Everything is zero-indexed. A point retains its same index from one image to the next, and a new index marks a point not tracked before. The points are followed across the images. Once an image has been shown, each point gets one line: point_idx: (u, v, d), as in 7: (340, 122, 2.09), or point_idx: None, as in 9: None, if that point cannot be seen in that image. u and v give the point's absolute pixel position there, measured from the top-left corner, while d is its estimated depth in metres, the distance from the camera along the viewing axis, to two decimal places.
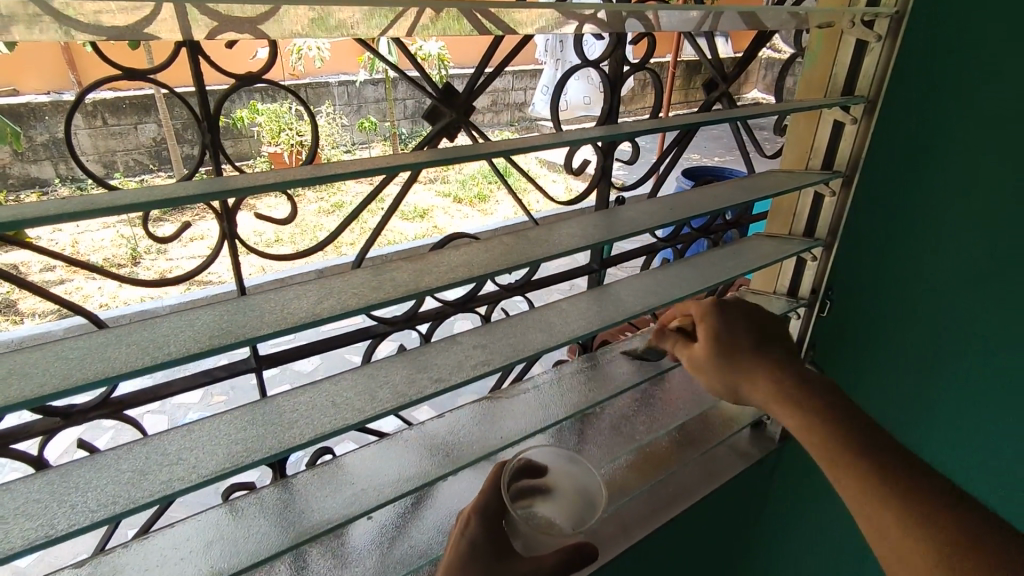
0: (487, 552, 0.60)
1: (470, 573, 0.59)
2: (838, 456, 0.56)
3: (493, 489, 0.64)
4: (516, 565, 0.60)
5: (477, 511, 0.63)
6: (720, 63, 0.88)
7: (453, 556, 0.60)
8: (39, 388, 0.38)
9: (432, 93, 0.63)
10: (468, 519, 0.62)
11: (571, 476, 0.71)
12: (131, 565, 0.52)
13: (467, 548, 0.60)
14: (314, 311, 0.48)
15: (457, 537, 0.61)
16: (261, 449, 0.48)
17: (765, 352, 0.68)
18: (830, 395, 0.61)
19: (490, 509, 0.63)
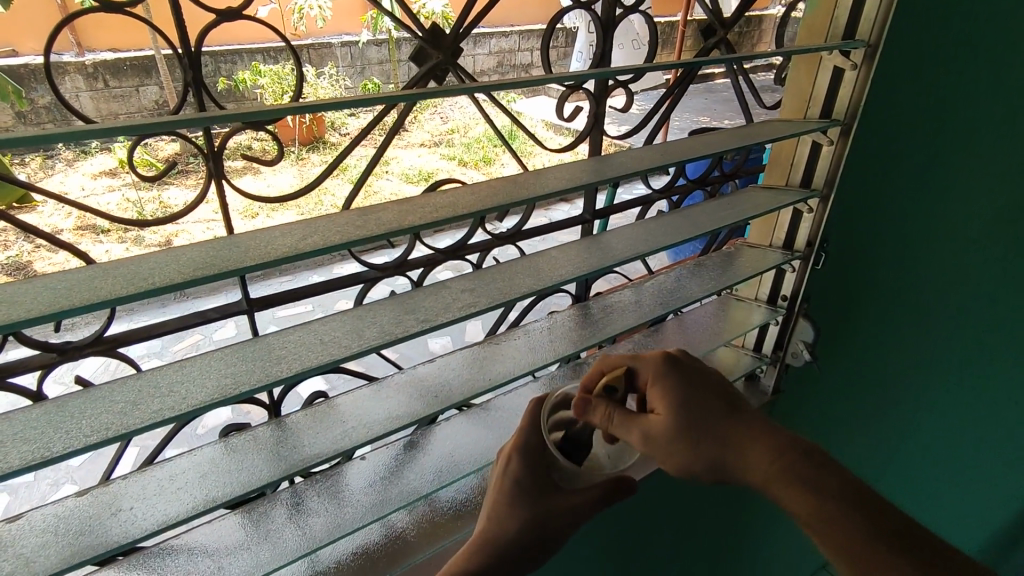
0: (529, 490, 0.63)
1: (515, 511, 0.62)
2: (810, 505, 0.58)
3: (533, 428, 0.65)
4: (559, 501, 0.63)
5: (518, 448, 0.64)
6: (719, 9, 0.86)
7: (496, 493, 0.64)
8: (28, 313, 0.39)
9: (419, 34, 0.62)
10: (509, 456, 0.64)
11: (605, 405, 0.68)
12: (130, 494, 0.54)
13: (511, 485, 0.63)
14: (298, 246, 0.49)
15: (501, 472, 0.64)
16: (249, 381, 0.49)
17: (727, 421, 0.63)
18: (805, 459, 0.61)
19: (530, 446, 0.64)
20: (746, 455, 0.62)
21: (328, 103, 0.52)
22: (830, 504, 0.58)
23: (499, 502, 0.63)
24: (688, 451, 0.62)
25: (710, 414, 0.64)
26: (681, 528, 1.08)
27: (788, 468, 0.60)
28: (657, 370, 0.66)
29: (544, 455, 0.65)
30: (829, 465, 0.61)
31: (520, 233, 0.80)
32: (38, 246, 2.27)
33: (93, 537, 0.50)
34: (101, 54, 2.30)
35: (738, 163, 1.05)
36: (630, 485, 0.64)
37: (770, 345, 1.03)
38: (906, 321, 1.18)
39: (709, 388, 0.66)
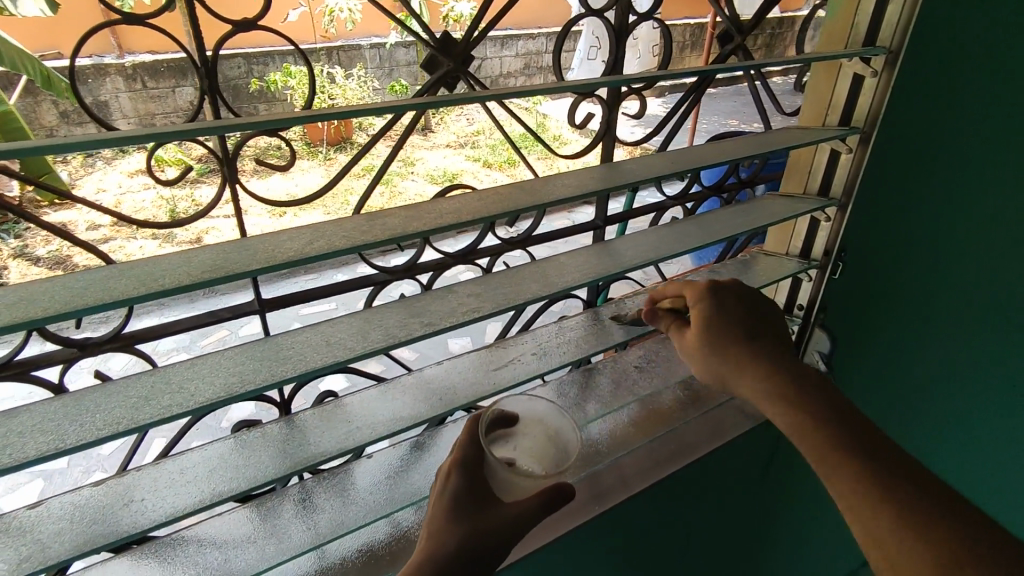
0: (470, 504, 0.56)
1: (455, 526, 0.54)
2: (837, 456, 0.55)
3: (473, 440, 0.61)
4: (500, 510, 0.56)
5: (457, 464, 0.59)
6: (736, 14, 0.84)
7: (434, 513, 0.56)
8: (43, 311, 0.41)
9: (429, 43, 0.61)
10: (448, 473, 0.59)
11: (540, 420, 0.67)
12: (142, 486, 0.56)
13: (449, 501, 0.56)
14: (305, 250, 0.50)
15: (438, 492, 0.58)
16: (255, 380, 0.50)
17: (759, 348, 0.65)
18: (836, 401, 0.59)
19: (471, 459, 0.59)
20: (752, 379, 0.63)
21: (335, 111, 0.53)
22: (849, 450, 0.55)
23: (441, 518, 0.55)
24: (707, 364, 0.66)
25: (732, 331, 0.65)
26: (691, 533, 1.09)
27: (795, 398, 0.60)
28: (695, 291, 0.68)
29: (485, 470, 0.60)
30: (850, 408, 0.59)
31: (532, 238, 0.79)
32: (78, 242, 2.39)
33: (106, 526, 0.52)
34: (142, 57, 2.42)
35: (755, 170, 1.03)
36: (569, 486, 0.56)
37: (786, 355, 1.02)
38: (932, 333, 1.15)
39: (738, 305, 0.67)
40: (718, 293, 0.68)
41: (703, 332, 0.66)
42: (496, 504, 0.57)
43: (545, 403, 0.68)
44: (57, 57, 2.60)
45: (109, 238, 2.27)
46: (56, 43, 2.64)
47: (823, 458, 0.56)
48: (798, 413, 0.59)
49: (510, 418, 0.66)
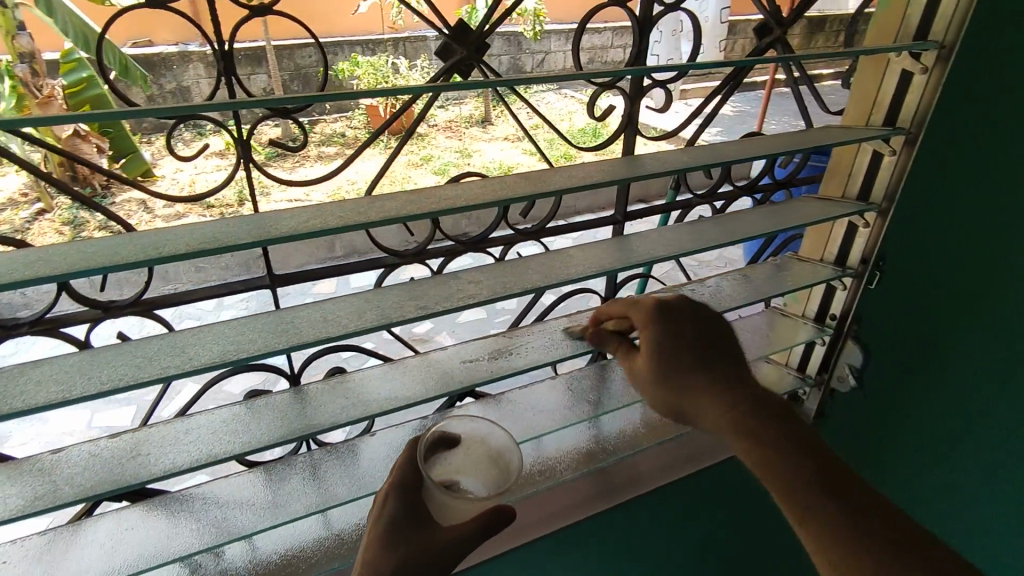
0: (404, 528, 0.56)
1: (390, 551, 0.55)
2: (789, 492, 0.53)
3: (410, 464, 0.61)
4: (434, 536, 0.55)
5: (395, 487, 0.60)
6: (777, 6, 0.80)
7: (371, 535, 0.57)
8: (56, 271, 0.45)
9: (445, 31, 0.62)
10: (385, 497, 0.59)
11: (484, 441, 0.64)
12: (150, 441, 0.60)
13: (386, 525, 0.57)
14: (306, 227, 0.52)
15: (375, 516, 0.58)
16: (252, 349, 0.53)
17: (712, 373, 0.61)
18: (790, 429, 0.56)
19: (410, 481, 0.60)
20: (706, 407, 0.60)
21: (345, 94, 0.55)
22: (804, 484, 0.53)
23: (376, 541, 0.56)
24: (658, 392, 0.63)
25: (683, 359, 0.62)
26: (701, 536, 1.07)
27: (749, 429, 0.57)
28: (642, 314, 0.65)
29: (423, 494, 0.60)
30: (808, 436, 0.56)
31: (546, 230, 0.78)
32: (157, 216, 2.61)
33: (113, 473, 0.56)
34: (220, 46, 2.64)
35: (793, 171, 0.99)
36: (508, 509, 0.55)
37: (815, 366, 0.97)
38: (997, 359, 1.04)
39: (691, 327, 0.64)
40: (664, 314, 0.64)
41: (654, 358, 0.63)
42: (431, 528, 0.56)
43: (488, 424, 0.64)
44: (148, 43, 2.83)
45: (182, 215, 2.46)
46: (147, 32, 2.90)
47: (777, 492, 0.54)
48: (753, 446, 0.56)
49: (450, 439, 0.63)
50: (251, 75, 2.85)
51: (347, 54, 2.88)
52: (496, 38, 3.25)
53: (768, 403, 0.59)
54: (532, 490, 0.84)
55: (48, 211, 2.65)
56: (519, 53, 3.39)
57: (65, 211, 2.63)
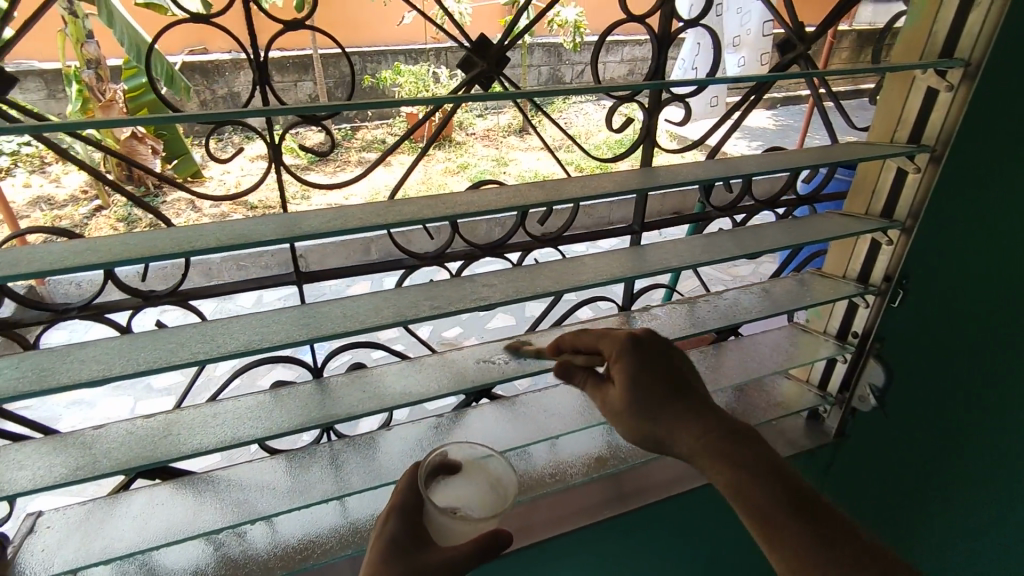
0: (403, 546, 0.59)
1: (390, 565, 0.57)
2: (769, 519, 0.54)
3: (411, 486, 0.64)
4: (431, 554, 0.58)
5: (396, 508, 0.63)
6: (800, 22, 0.80)
7: (372, 555, 0.59)
8: (105, 259, 0.49)
9: (467, 45, 0.64)
10: (386, 516, 0.62)
11: (487, 469, 0.67)
12: (181, 423, 0.64)
13: (387, 542, 0.60)
14: (331, 227, 0.56)
15: (377, 534, 0.61)
16: (277, 339, 0.57)
17: (684, 405, 0.61)
18: (763, 457, 0.58)
19: (409, 503, 0.63)
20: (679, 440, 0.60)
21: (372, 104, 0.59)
22: (774, 512, 0.55)
23: (378, 556, 0.58)
24: (636, 424, 0.61)
25: (657, 393, 0.61)
26: (713, 548, 1.07)
27: (723, 458, 0.57)
28: (614, 351, 0.64)
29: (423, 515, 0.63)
30: (779, 464, 0.58)
31: (563, 238, 0.80)
32: (206, 214, 2.77)
33: (146, 450, 0.60)
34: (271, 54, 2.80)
35: (818, 187, 0.98)
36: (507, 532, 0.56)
37: (836, 384, 0.96)
38: None
39: (660, 360, 0.64)
40: (635, 347, 0.64)
41: (630, 391, 0.61)
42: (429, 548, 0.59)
43: (486, 448, 0.69)
44: (204, 51, 3.01)
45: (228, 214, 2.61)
46: (204, 40, 3.10)
47: (745, 515, 0.56)
48: (727, 476, 0.57)
49: (451, 464, 0.67)
50: (298, 82, 2.98)
51: (389, 63, 2.99)
52: (536, 49, 3.32)
53: (736, 434, 0.60)
54: (542, 492, 0.86)
55: (107, 207, 2.84)
56: (558, 64, 3.45)
57: (123, 208, 2.81)
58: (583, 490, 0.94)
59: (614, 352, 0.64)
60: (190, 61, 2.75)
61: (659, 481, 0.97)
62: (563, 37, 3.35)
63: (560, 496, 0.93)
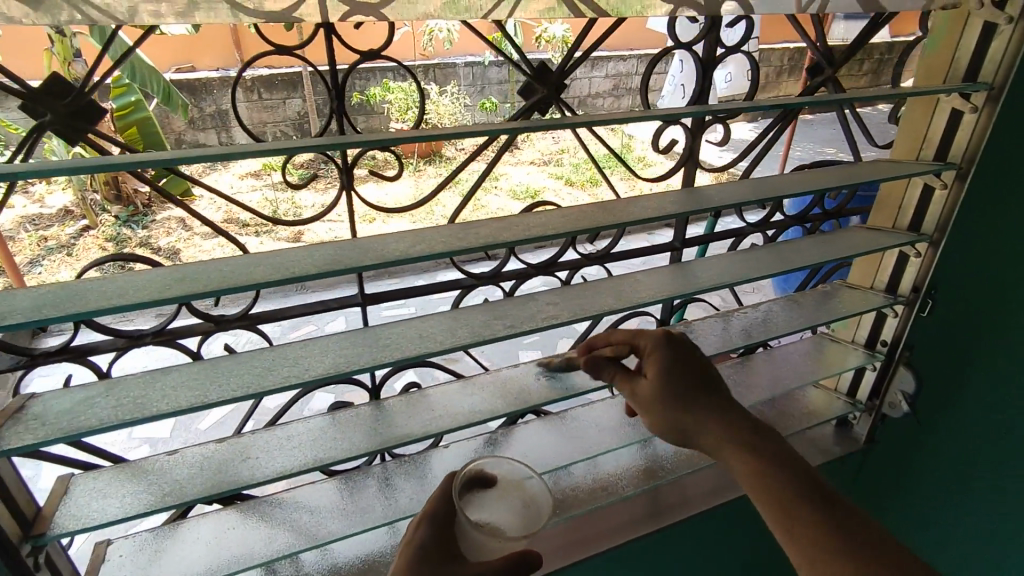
0: (431, 557, 0.59)
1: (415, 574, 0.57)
2: (790, 510, 0.54)
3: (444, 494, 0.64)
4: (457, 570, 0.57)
5: (426, 514, 0.63)
6: (828, 46, 0.84)
7: (401, 559, 0.59)
8: (204, 287, 0.50)
9: (528, 72, 0.67)
10: (417, 523, 0.62)
11: (521, 484, 0.66)
12: (256, 447, 0.65)
13: (415, 551, 0.59)
14: (413, 250, 0.58)
15: (408, 538, 0.61)
16: (360, 361, 0.58)
17: (711, 400, 0.62)
18: (790, 454, 0.58)
19: (439, 511, 0.63)
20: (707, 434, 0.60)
21: (442, 131, 0.60)
22: (798, 505, 0.54)
23: (406, 562, 0.58)
24: (664, 416, 0.62)
25: (689, 384, 0.63)
26: (748, 558, 1.09)
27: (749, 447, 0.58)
28: (649, 340, 0.66)
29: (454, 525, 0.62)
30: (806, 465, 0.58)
31: (610, 254, 0.83)
32: (194, 235, 2.73)
33: (228, 475, 0.61)
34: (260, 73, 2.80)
35: (842, 202, 1.02)
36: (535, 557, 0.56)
37: (865, 392, 1.00)
38: None
39: (688, 356, 0.65)
40: (668, 343, 0.66)
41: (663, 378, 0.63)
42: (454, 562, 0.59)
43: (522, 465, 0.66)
44: (190, 69, 2.98)
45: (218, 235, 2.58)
46: (189, 58, 3.11)
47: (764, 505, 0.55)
48: (751, 465, 0.57)
49: (486, 477, 0.67)
50: (288, 99, 2.95)
51: (379, 80, 3.00)
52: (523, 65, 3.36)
53: (761, 430, 0.60)
54: (591, 506, 0.88)
55: (91, 228, 2.76)
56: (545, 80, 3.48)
57: (110, 228, 2.74)
58: (624, 504, 0.95)
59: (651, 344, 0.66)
60: (179, 80, 2.71)
61: (698, 491, 0.98)
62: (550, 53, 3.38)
63: (603, 510, 0.94)
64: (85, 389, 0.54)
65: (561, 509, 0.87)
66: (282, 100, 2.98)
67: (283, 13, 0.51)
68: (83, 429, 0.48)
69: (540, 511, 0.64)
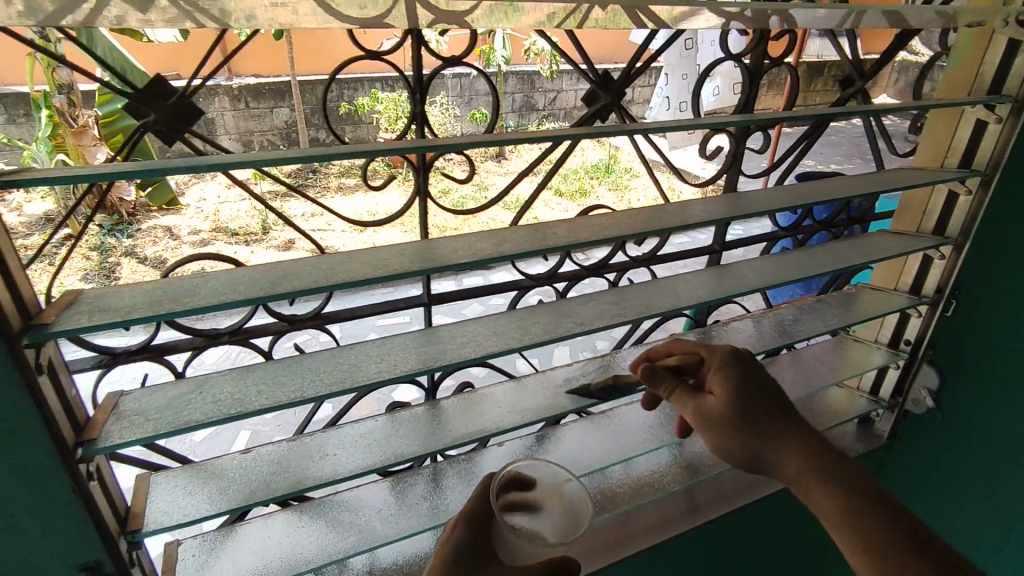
0: (469, 559, 0.54)
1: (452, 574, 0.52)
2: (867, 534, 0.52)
3: (485, 497, 0.59)
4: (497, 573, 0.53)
5: (464, 514, 0.58)
6: (858, 61, 0.89)
7: (437, 558, 0.54)
8: (304, 284, 0.52)
9: (592, 79, 0.70)
10: (454, 523, 0.57)
11: (562, 492, 0.62)
12: (329, 445, 0.66)
13: (451, 552, 0.54)
14: (494, 251, 0.60)
15: (444, 538, 0.56)
16: (443, 358, 0.60)
17: (783, 423, 0.62)
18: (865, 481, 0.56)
19: (478, 512, 0.58)
20: (777, 454, 0.60)
21: (513, 136, 0.62)
22: (872, 526, 0.53)
23: (443, 562, 0.53)
24: (726, 434, 0.62)
25: (757, 407, 0.62)
26: (777, 554, 1.11)
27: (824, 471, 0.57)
28: (718, 356, 0.68)
29: (492, 530, 0.57)
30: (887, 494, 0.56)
31: (656, 257, 0.87)
32: (178, 246, 2.66)
33: (308, 472, 0.62)
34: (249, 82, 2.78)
35: (865, 208, 1.07)
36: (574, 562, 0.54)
37: (888, 390, 1.04)
38: None
39: (760, 378, 0.65)
40: (735, 362, 0.67)
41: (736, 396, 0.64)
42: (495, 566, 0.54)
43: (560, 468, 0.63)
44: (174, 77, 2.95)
45: (207, 245, 2.53)
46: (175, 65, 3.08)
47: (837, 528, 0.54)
48: (824, 486, 0.56)
49: (526, 480, 0.62)
50: (275, 109, 2.93)
51: (368, 91, 3.01)
52: (511, 77, 3.38)
53: (837, 455, 0.59)
54: (634, 504, 0.89)
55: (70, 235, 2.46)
56: (531, 92, 3.48)
57: (94, 238, 2.42)
58: (661, 503, 0.97)
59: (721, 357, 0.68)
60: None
61: (731, 489, 1.01)
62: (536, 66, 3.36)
63: (643, 509, 0.96)
64: (176, 386, 0.54)
65: (609, 506, 0.89)
66: (270, 109, 2.96)
67: (375, 21, 0.53)
68: (188, 424, 0.49)
69: (578, 520, 0.60)
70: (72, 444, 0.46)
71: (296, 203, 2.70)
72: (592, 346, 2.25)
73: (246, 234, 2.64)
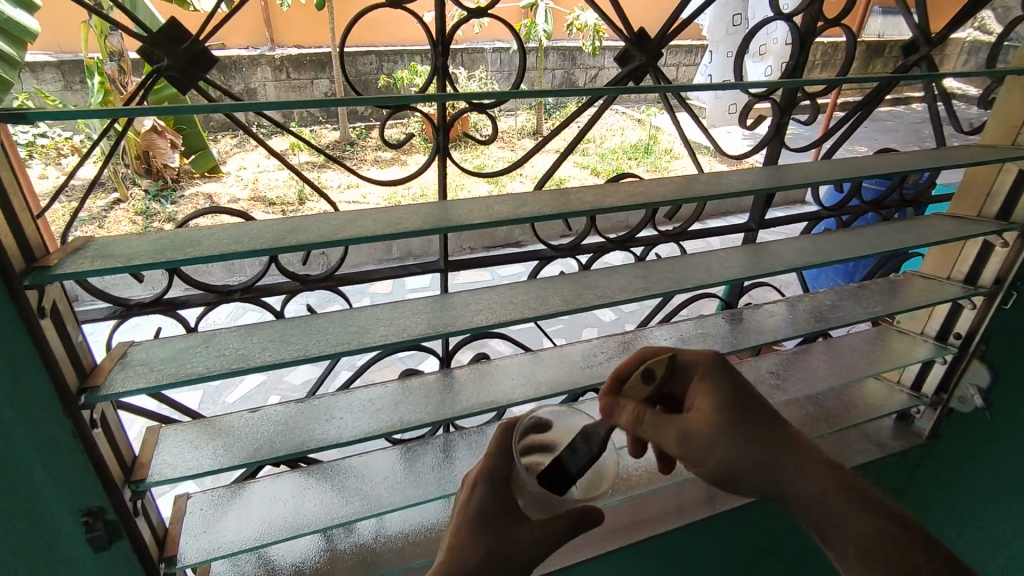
0: (495, 521, 0.51)
1: (478, 541, 0.49)
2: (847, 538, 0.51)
3: (501, 452, 0.54)
4: (524, 531, 0.50)
5: (483, 473, 0.53)
6: (925, 25, 0.81)
7: (457, 528, 0.51)
8: (311, 239, 0.50)
9: (627, 37, 0.66)
10: (473, 484, 0.53)
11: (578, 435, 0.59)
12: (337, 409, 0.65)
13: (474, 516, 0.51)
14: (512, 215, 0.57)
15: (462, 501, 0.52)
16: (454, 325, 0.57)
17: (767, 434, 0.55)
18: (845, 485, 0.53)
19: (497, 471, 0.53)
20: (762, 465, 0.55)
21: (539, 95, 0.59)
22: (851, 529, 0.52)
23: (463, 531, 0.50)
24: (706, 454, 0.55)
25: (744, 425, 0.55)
26: (799, 548, 1.07)
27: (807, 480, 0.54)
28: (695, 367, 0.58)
29: (513, 485, 0.53)
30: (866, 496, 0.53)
31: (687, 232, 0.82)
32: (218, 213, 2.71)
33: (314, 433, 0.61)
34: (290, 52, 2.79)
35: (920, 190, 1.00)
36: (599, 513, 0.51)
37: (932, 386, 0.97)
38: None
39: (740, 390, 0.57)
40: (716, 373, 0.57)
41: (718, 424, 0.55)
42: (522, 524, 0.51)
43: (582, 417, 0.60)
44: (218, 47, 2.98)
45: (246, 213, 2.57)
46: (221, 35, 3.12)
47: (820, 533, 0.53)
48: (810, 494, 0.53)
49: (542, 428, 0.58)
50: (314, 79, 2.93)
51: (407, 64, 2.98)
52: (551, 52, 3.29)
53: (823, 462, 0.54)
54: (651, 487, 0.86)
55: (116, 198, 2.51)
56: (572, 69, 3.37)
57: (139, 201, 2.42)
58: (680, 488, 0.94)
59: (697, 363, 0.58)
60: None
61: None
62: (581, 41, 3.24)
63: (661, 494, 0.92)
64: (183, 339, 0.54)
65: (625, 488, 0.86)
66: (310, 80, 2.97)
67: None
68: (190, 376, 0.48)
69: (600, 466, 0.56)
70: (75, 390, 0.46)
71: (331, 174, 2.71)
72: (622, 328, 2.19)
73: (282, 202, 2.67)
